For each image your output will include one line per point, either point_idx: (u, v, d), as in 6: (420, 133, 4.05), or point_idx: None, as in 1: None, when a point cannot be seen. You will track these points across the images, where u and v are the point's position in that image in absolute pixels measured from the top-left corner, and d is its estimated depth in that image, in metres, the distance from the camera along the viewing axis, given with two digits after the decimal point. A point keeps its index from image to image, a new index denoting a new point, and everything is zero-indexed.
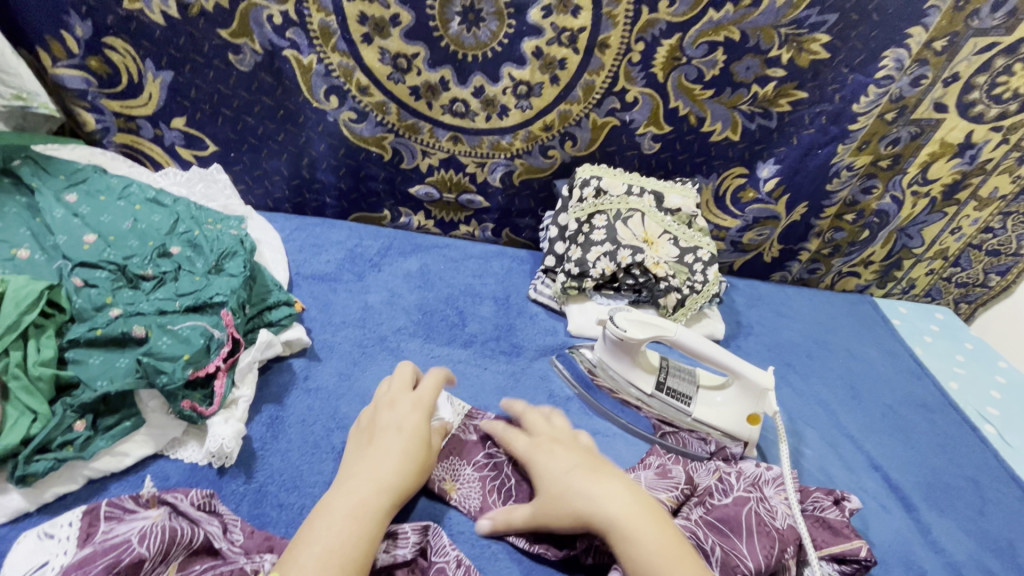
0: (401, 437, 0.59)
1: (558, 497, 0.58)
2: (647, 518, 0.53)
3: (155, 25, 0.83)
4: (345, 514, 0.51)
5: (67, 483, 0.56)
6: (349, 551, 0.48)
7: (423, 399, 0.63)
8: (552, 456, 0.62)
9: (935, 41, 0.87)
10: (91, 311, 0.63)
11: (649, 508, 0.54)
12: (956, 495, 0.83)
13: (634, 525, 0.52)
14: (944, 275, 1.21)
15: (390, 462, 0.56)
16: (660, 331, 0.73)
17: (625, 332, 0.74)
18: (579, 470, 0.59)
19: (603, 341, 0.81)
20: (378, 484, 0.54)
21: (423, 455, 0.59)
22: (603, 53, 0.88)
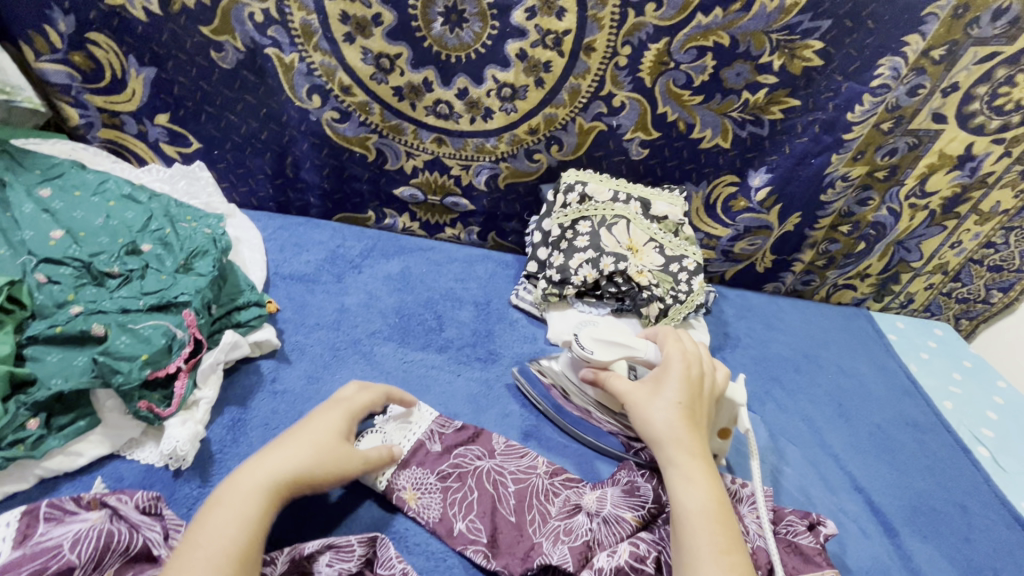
0: (312, 436, 0.58)
1: (657, 413, 0.61)
2: (708, 481, 0.57)
3: (137, 21, 0.83)
4: (226, 511, 0.50)
5: (17, 482, 0.55)
6: (233, 551, 0.48)
7: (346, 408, 0.63)
8: (678, 379, 0.63)
9: (932, 50, 0.84)
10: (52, 308, 0.62)
11: (710, 470, 0.58)
12: (941, 520, 0.80)
13: (701, 479, 0.56)
14: (944, 290, 1.18)
15: (289, 458, 0.55)
16: (629, 350, 0.70)
17: (591, 352, 0.71)
18: (686, 414, 0.61)
19: (570, 359, 0.77)
20: (262, 478, 0.53)
21: (333, 452, 0.58)
22: (589, 56, 0.86)
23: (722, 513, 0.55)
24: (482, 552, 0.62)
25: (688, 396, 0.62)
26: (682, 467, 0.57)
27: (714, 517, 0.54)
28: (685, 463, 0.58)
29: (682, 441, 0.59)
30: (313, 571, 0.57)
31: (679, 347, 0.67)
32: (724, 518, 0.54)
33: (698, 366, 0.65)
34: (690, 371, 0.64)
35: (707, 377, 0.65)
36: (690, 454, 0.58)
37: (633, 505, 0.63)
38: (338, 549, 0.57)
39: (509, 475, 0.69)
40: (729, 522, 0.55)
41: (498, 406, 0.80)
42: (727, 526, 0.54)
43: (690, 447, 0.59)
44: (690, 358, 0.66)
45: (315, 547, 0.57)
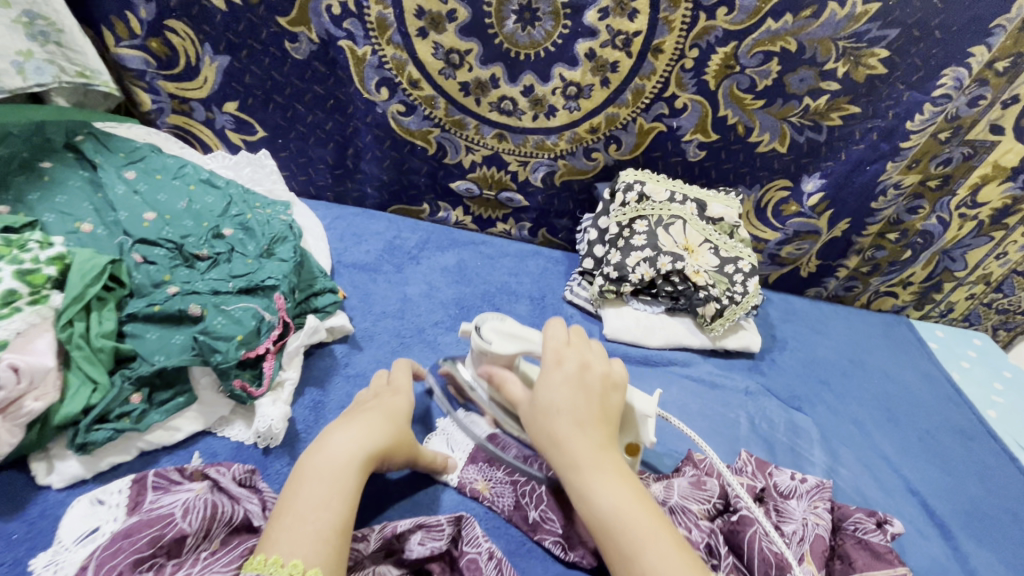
0: (382, 419, 0.60)
1: (543, 428, 0.56)
2: (612, 483, 0.52)
3: (216, 10, 0.85)
4: (323, 489, 0.50)
5: (122, 453, 0.59)
6: (341, 533, 0.48)
7: (399, 394, 0.66)
8: (555, 384, 0.57)
9: (997, 62, 0.85)
10: (150, 287, 0.66)
11: (615, 470, 0.53)
12: (994, 525, 0.82)
13: (599, 488, 0.52)
14: (985, 301, 1.19)
15: (377, 436, 0.57)
16: (533, 347, 0.63)
17: (490, 345, 0.63)
18: (571, 418, 0.55)
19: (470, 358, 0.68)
20: (356, 455, 0.54)
21: (407, 434, 0.61)
22: (657, 58, 0.87)
23: (630, 515, 0.50)
24: (560, 543, 0.64)
25: (571, 400, 0.56)
26: (576, 482, 0.53)
27: (617, 527, 0.50)
28: (577, 477, 0.53)
29: (568, 454, 0.54)
30: (402, 550, 0.58)
31: (553, 343, 0.60)
32: (634, 521, 0.50)
33: (578, 359, 0.59)
34: (570, 368, 0.58)
35: (593, 368, 0.58)
36: (583, 463, 0.53)
37: (700, 498, 0.65)
38: (429, 529, 0.60)
39: None
40: (646, 520, 0.50)
41: None
42: (637, 529, 0.49)
43: (578, 459, 0.53)
44: (567, 352, 0.59)
45: (407, 526, 0.60)
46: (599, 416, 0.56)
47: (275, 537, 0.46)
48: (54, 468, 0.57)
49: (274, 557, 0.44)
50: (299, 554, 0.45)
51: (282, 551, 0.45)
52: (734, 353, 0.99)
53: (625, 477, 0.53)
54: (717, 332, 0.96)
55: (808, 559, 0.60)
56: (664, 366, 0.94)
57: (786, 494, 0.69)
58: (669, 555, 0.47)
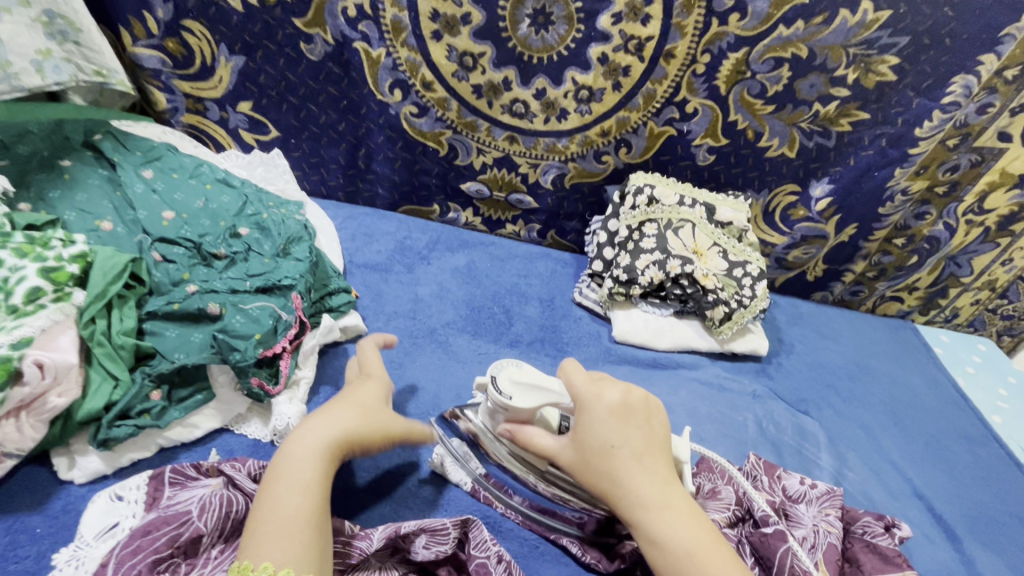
0: (347, 408, 0.58)
1: (596, 470, 0.56)
2: (677, 519, 0.52)
3: (232, 11, 0.86)
4: (288, 490, 0.50)
5: (142, 450, 0.60)
6: (298, 524, 0.48)
7: (368, 382, 0.64)
8: (606, 421, 0.57)
9: (1006, 70, 0.86)
10: (169, 286, 0.68)
11: (676, 504, 0.53)
12: (1000, 530, 0.82)
13: (668, 528, 0.51)
14: (990, 307, 1.19)
15: (337, 424, 0.56)
16: (552, 396, 0.62)
17: (511, 399, 0.61)
18: (627, 456, 0.55)
19: (484, 408, 0.66)
20: (315, 447, 0.54)
21: (374, 416, 0.59)
22: (668, 63, 0.88)
23: (704, 552, 0.50)
24: (576, 543, 0.66)
25: (627, 438, 0.56)
26: (643, 523, 0.53)
27: (691, 568, 0.49)
28: (641, 518, 0.53)
29: (631, 494, 0.54)
30: (409, 550, 0.59)
31: (587, 377, 0.60)
32: (708, 558, 0.49)
33: (619, 388, 0.59)
34: (612, 401, 0.58)
35: (635, 401, 0.59)
36: (645, 502, 0.53)
37: (718, 507, 0.66)
38: (434, 533, 0.59)
39: None
40: (718, 556, 0.50)
41: None
42: (712, 567, 0.49)
43: (642, 498, 0.53)
44: (607, 385, 0.59)
45: (411, 528, 0.60)
46: (655, 451, 0.56)
47: (246, 542, 0.46)
48: (75, 463, 0.58)
49: (243, 562, 0.44)
50: (269, 555, 0.45)
51: (253, 556, 0.45)
52: (741, 356, 1.00)
53: (691, 511, 0.53)
54: (725, 335, 0.96)
55: (822, 566, 0.59)
56: (672, 368, 0.95)
57: (795, 498, 0.70)
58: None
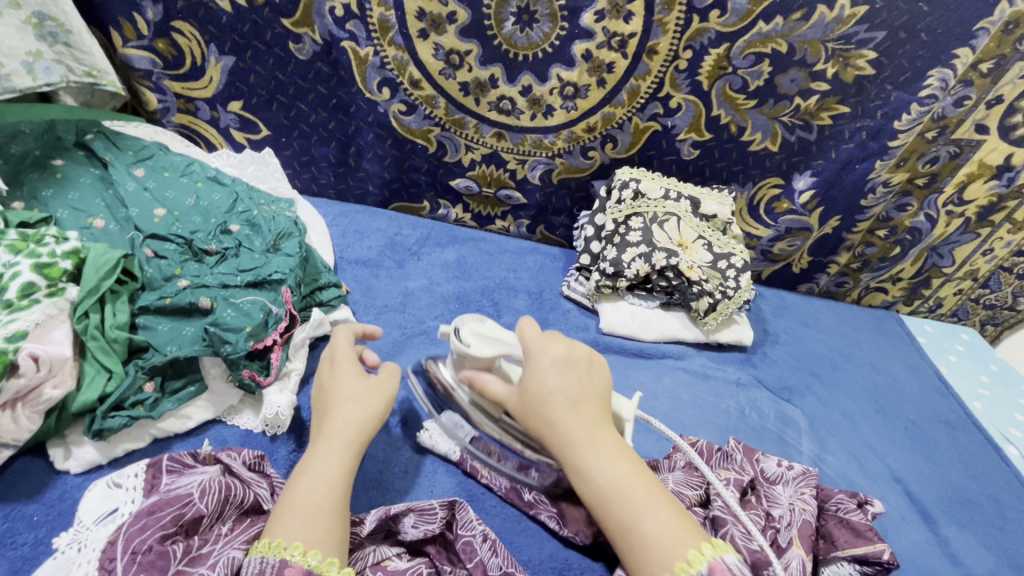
0: (347, 403, 0.59)
1: (536, 415, 0.59)
2: (606, 456, 0.54)
3: (222, 12, 0.87)
4: (313, 479, 0.52)
5: (136, 440, 0.62)
6: (324, 514, 0.50)
7: (344, 364, 0.63)
8: (547, 373, 0.59)
9: (981, 63, 0.88)
10: (161, 281, 0.69)
11: (607, 442, 0.56)
12: (976, 510, 0.85)
13: (596, 465, 0.54)
14: (972, 296, 1.21)
15: (349, 419, 0.58)
16: (507, 348, 0.65)
17: (469, 347, 0.65)
18: (562, 401, 0.58)
19: (451, 359, 0.70)
20: (336, 444, 0.56)
21: (378, 405, 0.61)
22: (651, 58, 0.90)
23: (629, 488, 0.52)
24: (555, 518, 0.67)
25: (564, 386, 0.58)
26: (574, 461, 0.55)
27: (613, 499, 0.52)
28: (571, 457, 0.55)
29: (563, 435, 0.56)
30: (400, 531, 0.61)
31: (537, 333, 0.63)
32: (632, 493, 0.52)
33: (563, 343, 0.62)
34: (555, 354, 0.61)
35: (578, 353, 0.61)
36: (576, 441, 0.56)
37: (693, 485, 0.68)
38: (421, 513, 0.61)
39: None
40: (643, 491, 0.52)
41: None
42: (632, 496, 0.51)
43: (574, 439, 0.56)
44: (554, 339, 0.62)
45: (400, 509, 0.62)
46: (593, 399, 0.59)
47: (274, 523, 0.49)
48: (71, 454, 0.60)
49: (274, 543, 0.47)
50: (297, 536, 0.48)
51: (283, 535, 0.48)
52: (727, 346, 1.02)
53: (623, 452, 0.55)
54: (710, 326, 0.98)
55: (796, 543, 0.61)
56: (658, 359, 0.97)
57: (772, 479, 0.71)
58: (669, 520, 0.50)
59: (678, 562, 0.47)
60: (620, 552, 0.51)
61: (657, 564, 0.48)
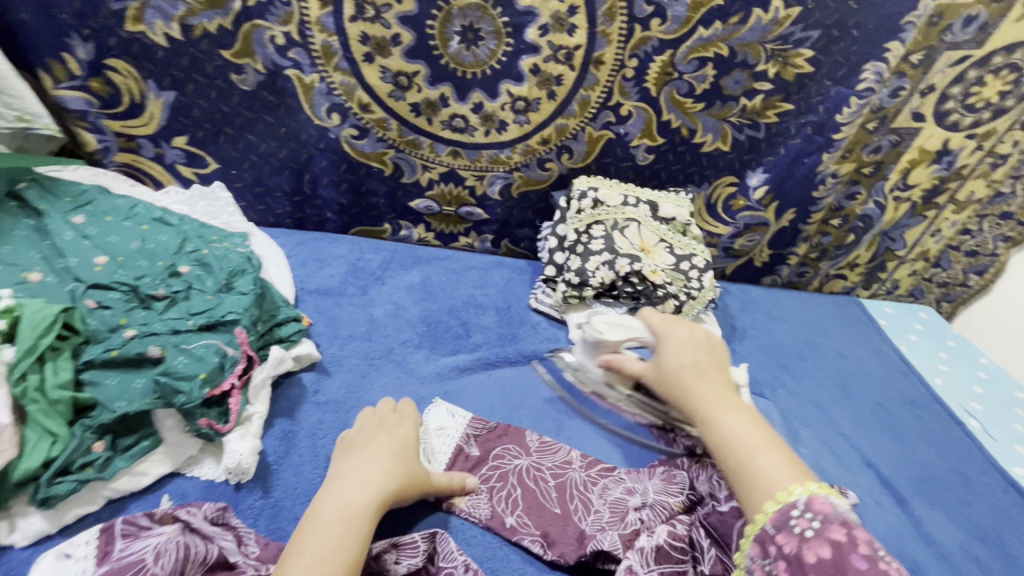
0: (383, 455, 0.63)
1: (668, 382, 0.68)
2: (728, 408, 0.62)
3: (157, 46, 0.85)
4: (332, 520, 0.54)
5: (87, 504, 0.59)
6: (338, 554, 0.52)
7: (398, 427, 0.69)
8: (673, 347, 0.70)
9: (911, 55, 0.92)
10: (106, 333, 0.66)
11: (730, 399, 0.64)
12: (944, 487, 0.87)
13: (721, 417, 0.61)
14: (926, 276, 1.26)
15: (375, 470, 0.61)
16: (633, 331, 0.77)
17: (602, 334, 0.78)
18: (690, 368, 0.67)
19: (585, 347, 0.82)
20: (362, 492, 0.58)
21: (410, 463, 0.64)
22: (598, 69, 0.91)
23: (747, 435, 0.59)
24: (539, 541, 0.68)
25: (688, 355, 0.69)
26: (701, 416, 0.63)
27: (733, 444, 0.58)
28: (700, 414, 0.64)
29: (692, 395, 0.65)
30: (382, 570, 0.59)
31: (664, 320, 0.74)
32: (750, 437, 0.59)
33: (687, 330, 0.72)
34: (684, 334, 0.71)
35: (701, 334, 0.72)
36: (703, 399, 0.64)
37: (674, 492, 0.70)
38: (404, 547, 0.61)
39: (548, 471, 0.75)
40: (760, 439, 0.58)
41: (523, 408, 0.85)
42: (751, 438, 0.58)
43: (702, 397, 0.65)
44: (679, 326, 0.73)
45: (382, 546, 0.61)
46: (716, 369, 0.68)
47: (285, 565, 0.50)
48: (16, 526, 0.56)
49: None
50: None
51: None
52: None
53: (743, 408, 0.63)
54: None
55: None
56: None
57: None
58: (782, 461, 0.55)
59: (779, 492, 0.52)
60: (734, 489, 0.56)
61: (765, 493, 0.53)
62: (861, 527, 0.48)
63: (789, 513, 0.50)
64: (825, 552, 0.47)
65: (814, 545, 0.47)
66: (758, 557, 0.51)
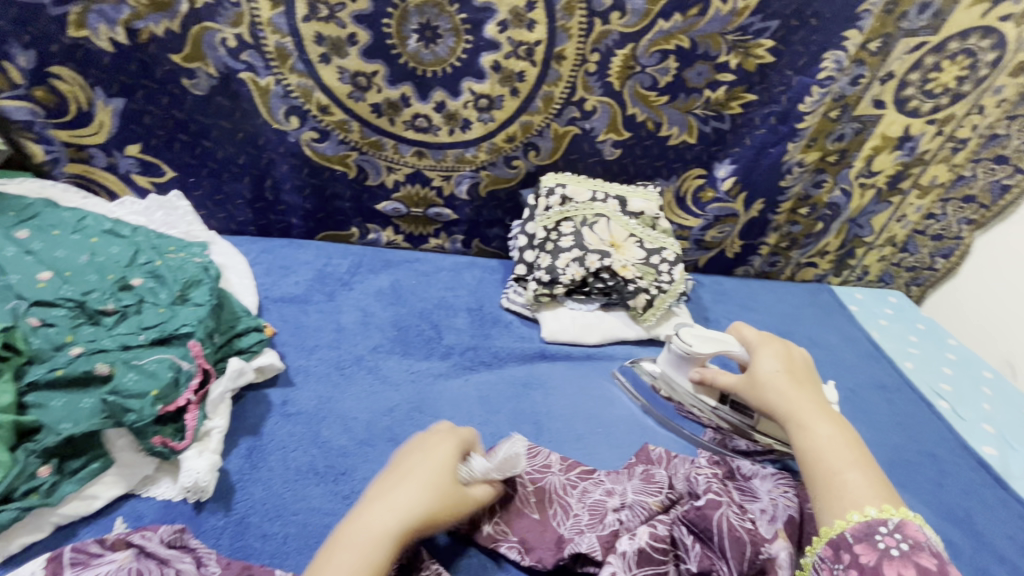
0: (418, 481, 0.57)
1: (761, 387, 0.70)
2: (823, 419, 0.63)
3: (102, 52, 0.82)
4: (347, 550, 0.51)
5: (34, 532, 0.57)
6: None
7: (447, 445, 0.62)
8: (767, 353, 0.73)
9: (869, 43, 0.92)
10: (50, 352, 0.63)
11: (826, 413, 0.64)
12: (915, 469, 0.88)
13: (816, 426, 0.62)
14: (895, 261, 1.28)
15: (402, 499, 0.55)
16: (723, 344, 0.79)
17: (693, 346, 0.80)
18: (786, 377, 0.69)
19: (671, 358, 0.84)
20: (387, 523, 0.53)
21: (446, 491, 0.58)
22: (560, 64, 0.90)
23: (841, 447, 0.60)
24: (517, 549, 0.67)
25: (782, 363, 0.71)
26: (792, 424, 0.64)
27: (824, 452, 0.59)
28: (792, 420, 0.65)
29: (784, 402, 0.67)
30: None
31: (757, 334, 0.76)
32: (841, 450, 0.59)
33: (783, 344, 0.74)
34: (776, 346, 0.74)
35: (795, 350, 0.74)
36: (798, 406, 0.65)
37: (653, 491, 0.70)
38: None
39: (526, 476, 0.73)
40: (852, 455, 0.59)
41: (501, 408, 0.84)
42: (846, 452, 0.59)
43: (795, 405, 0.66)
44: (774, 339, 0.75)
45: None
46: (809, 383, 0.69)
47: None
48: None
49: None
50: None
51: None
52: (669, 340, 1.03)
53: (841, 423, 0.63)
54: (651, 321, 0.99)
55: (781, 534, 0.62)
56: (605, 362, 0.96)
57: (748, 476, 0.72)
58: (875, 479, 0.56)
59: (864, 505, 0.54)
60: (816, 494, 0.57)
61: (854, 504, 0.54)
62: (948, 562, 0.49)
63: (876, 528, 0.51)
64: (907, 571, 0.48)
65: (897, 563, 0.49)
66: (829, 559, 0.52)
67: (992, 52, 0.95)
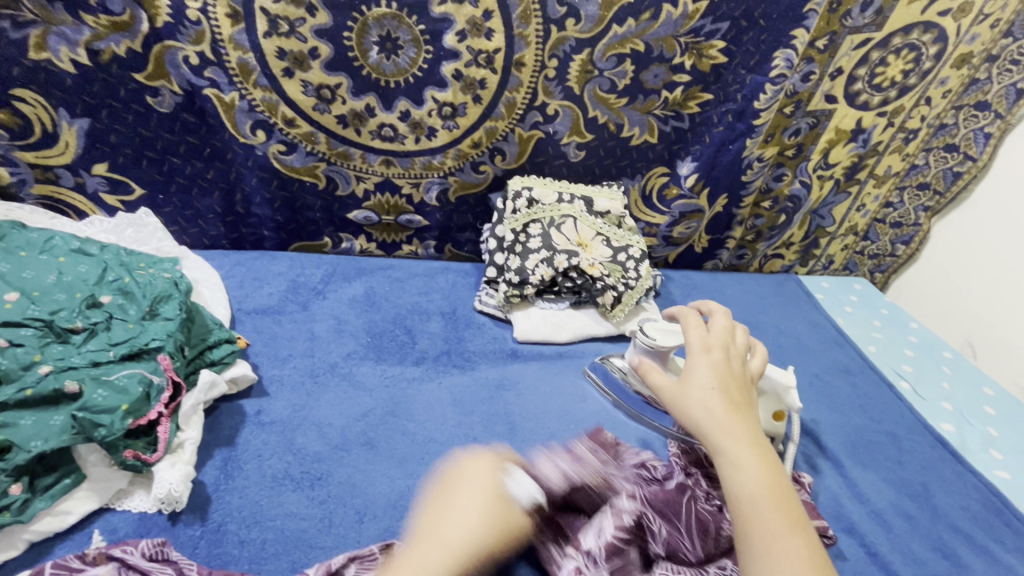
0: (471, 504, 0.58)
1: (694, 404, 0.65)
2: (757, 461, 0.59)
3: (64, 74, 0.82)
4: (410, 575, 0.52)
5: (7, 549, 0.58)
6: None
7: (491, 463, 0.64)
8: (706, 366, 0.68)
9: (817, 41, 0.96)
10: (18, 371, 0.64)
11: (760, 452, 0.61)
12: (876, 449, 0.92)
13: (751, 470, 0.58)
14: (857, 249, 1.33)
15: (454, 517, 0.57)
16: None
17: (655, 340, 0.82)
18: (721, 398, 0.65)
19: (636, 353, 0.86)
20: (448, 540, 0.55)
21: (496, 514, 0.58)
22: (520, 71, 0.92)
23: (772, 501, 0.56)
24: None
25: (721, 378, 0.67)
26: (726, 460, 0.60)
27: (758, 504, 0.56)
28: (727, 453, 0.61)
29: (719, 429, 0.62)
30: None
31: (701, 340, 0.72)
32: (774, 503, 0.56)
33: (723, 355, 0.70)
34: (716, 358, 0.70)
35: (736, 361, 0.71)
36: (735, 439, 0.61)
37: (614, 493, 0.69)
38: (363, 560, 0.60)
39: None
40: (784, 512, 0.56)
41: (475, 409, 0.86)
42: (780, 508, 0.56)
43: (730, 436, 0.62)
44: (715, 349, 0.71)
45: (340, 561, 0.60)
46: (744, 408, 0.65)
47: None
48: None
49: None
50: None
51: None
52: None
53: (772, 466, 0.60)
54: (619, 317, 1.02)
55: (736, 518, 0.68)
56: (577, 359, 0.99)
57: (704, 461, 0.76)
58: (811, 546, 0.53)
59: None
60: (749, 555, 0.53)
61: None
62: None
63: None
64: None
65: None
66: None
67: (934, 46, 0.99)
